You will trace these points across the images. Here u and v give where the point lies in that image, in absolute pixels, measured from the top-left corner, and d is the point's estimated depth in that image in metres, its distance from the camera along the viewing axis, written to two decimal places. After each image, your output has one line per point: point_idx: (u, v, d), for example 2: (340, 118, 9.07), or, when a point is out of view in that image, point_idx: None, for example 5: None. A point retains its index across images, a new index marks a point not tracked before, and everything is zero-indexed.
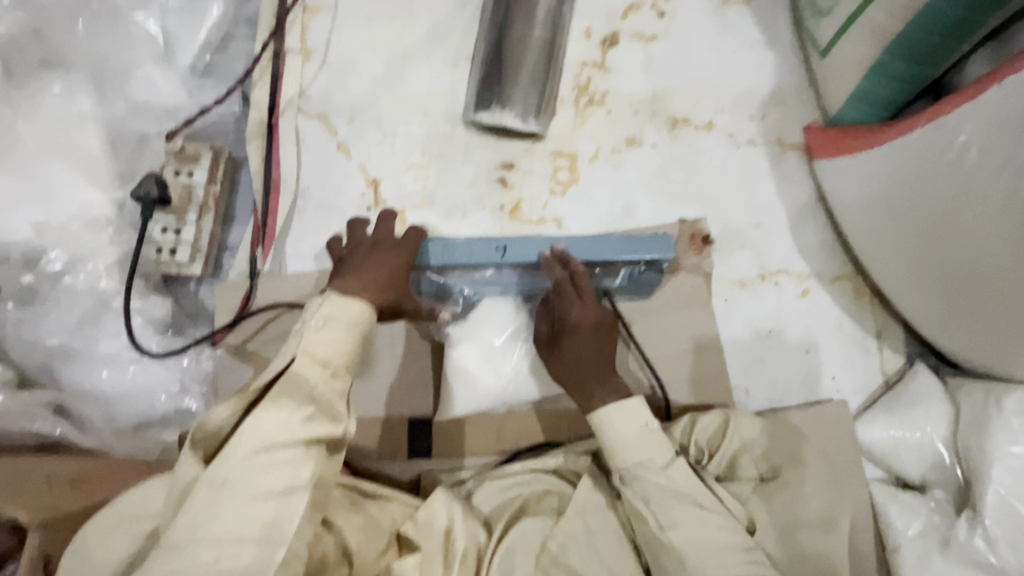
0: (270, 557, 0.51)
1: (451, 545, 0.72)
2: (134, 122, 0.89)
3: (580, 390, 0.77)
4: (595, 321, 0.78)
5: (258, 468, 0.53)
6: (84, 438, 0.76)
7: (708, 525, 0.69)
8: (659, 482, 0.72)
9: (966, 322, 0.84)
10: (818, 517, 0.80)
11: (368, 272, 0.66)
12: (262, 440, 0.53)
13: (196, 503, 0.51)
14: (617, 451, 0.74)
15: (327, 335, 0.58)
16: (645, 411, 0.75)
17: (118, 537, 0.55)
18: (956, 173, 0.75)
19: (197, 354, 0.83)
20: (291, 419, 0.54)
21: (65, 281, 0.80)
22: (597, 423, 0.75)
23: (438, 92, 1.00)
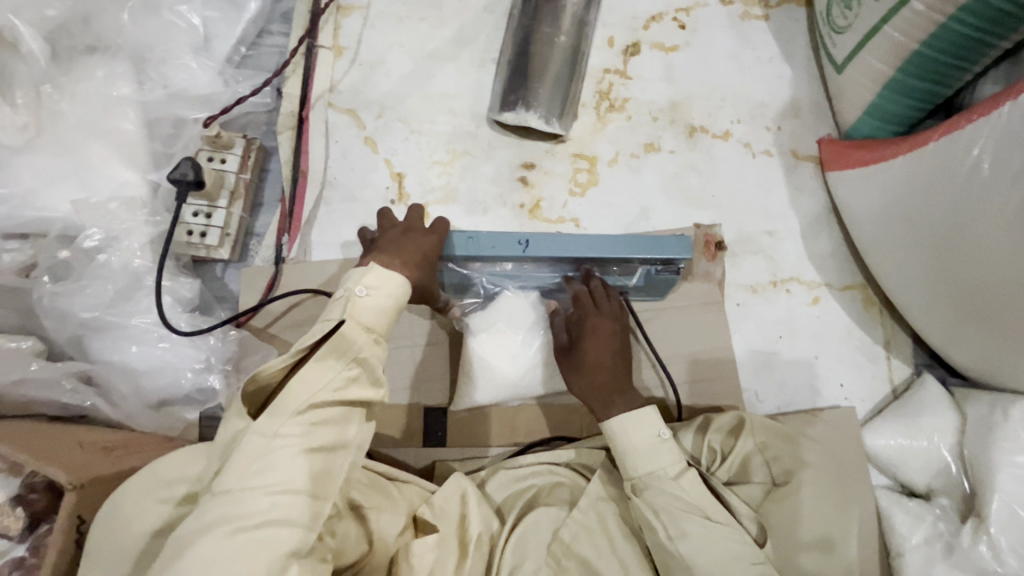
0: (318, 509, 0.55)
1: (466, 527, 0.74)
2: (171, 107, 0.91)
3: (600, 397, 0.79)
4: (610, 330, 0.82)
5: (306, 425, 0.57)
6: (113, 411, 0.78)
7: (717, 538, 0.70)
8: (670, 491, 0.74)
9: (976, 333, 0.85)
10: (816, 537, 0.78)
11: (398, 260, 0.69)
12: (308, 399, 0.57)
13: (249, 453, 0.54)
14: (630, 460, 0.76)
15: (372, 303, 0.62)
16: (658, 420, 0.77)
17: (154, 504, 0.57)
18: (970, 185, 0.77)
19: (224, 333, 0.85)
20: (335, 379, 0.59)
21: (100, 258, 0.81)
22: (610, 432, 0.77)
23: (464, 92, 1.03)
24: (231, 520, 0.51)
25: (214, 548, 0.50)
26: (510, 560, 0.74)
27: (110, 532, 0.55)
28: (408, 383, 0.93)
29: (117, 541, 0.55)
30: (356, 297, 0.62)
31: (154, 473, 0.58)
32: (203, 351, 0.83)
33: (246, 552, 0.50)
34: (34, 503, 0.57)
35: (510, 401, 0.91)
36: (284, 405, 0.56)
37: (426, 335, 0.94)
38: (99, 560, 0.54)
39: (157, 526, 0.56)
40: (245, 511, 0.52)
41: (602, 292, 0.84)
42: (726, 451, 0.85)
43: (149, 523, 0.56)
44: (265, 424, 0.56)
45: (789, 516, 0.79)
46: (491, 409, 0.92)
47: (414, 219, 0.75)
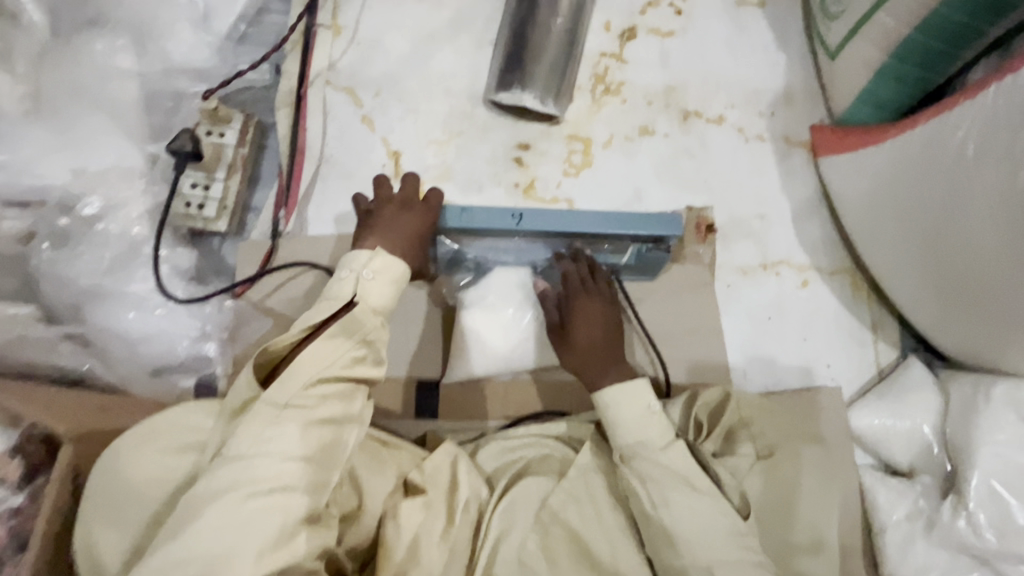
0: (326, 476, 0.57)
1: (456, 493, 0.76)
2: (171, 80, 0.93)
3: (592, 369, 0.81)
4: (600, 310, 0.83)
5: (314, 399, 0.59)
6: (109, 374, 0.79)
7: (699, 508, 0.72)
8: (659, 461, 0.75)
9: (963, 315, 0.86)
10: (807, 538, 0.82)
11: (398, 241, 0.72)
12: (318, 372, 0.59)
13: (259, 420, 0.56)
14: (621, 430, 0.78)
15: (378, 287, 0.67)
16: (649, 393, 0.79)
17: (166, 462, 0.59)
18: (957, 167, 0.79)
19: (219, 303, 0.87)
20: (344, 355, 0.61)
21: (99, 226, 0.83)
22: (601, 404, 0.79)
23: (461, 73, 1.04)
24: (243, 485, 0.53)
25: (228, 511, 0.51)
26: (498, 526, 0.76)
27: (125, 490, 0.58)
28: (402, 357, 0.94)
29: (132, 498, 0.57)
30: (362, 279, 0.67)
31: (160, 433, 0.61)
32: (199, 319, 0.85)
33: (258, 517, 0.52)
34: (31, 455, 0.59)
35: (504, 375, 0.93)
36: (293, 377, 0.59)
37: (425, 317, 0.95)
38: (118, 514, 0.57)
39: (159, 475, 0.58)
40: (256, 476, 0.54)
41: (591, 279, 0.85)
42: (712, 424, 0.86)
43: (159, 479, 0.58)
44: (275, 394, 0.57)
45: (783, 501, 0.83)
46: (482, 383, 0.94)
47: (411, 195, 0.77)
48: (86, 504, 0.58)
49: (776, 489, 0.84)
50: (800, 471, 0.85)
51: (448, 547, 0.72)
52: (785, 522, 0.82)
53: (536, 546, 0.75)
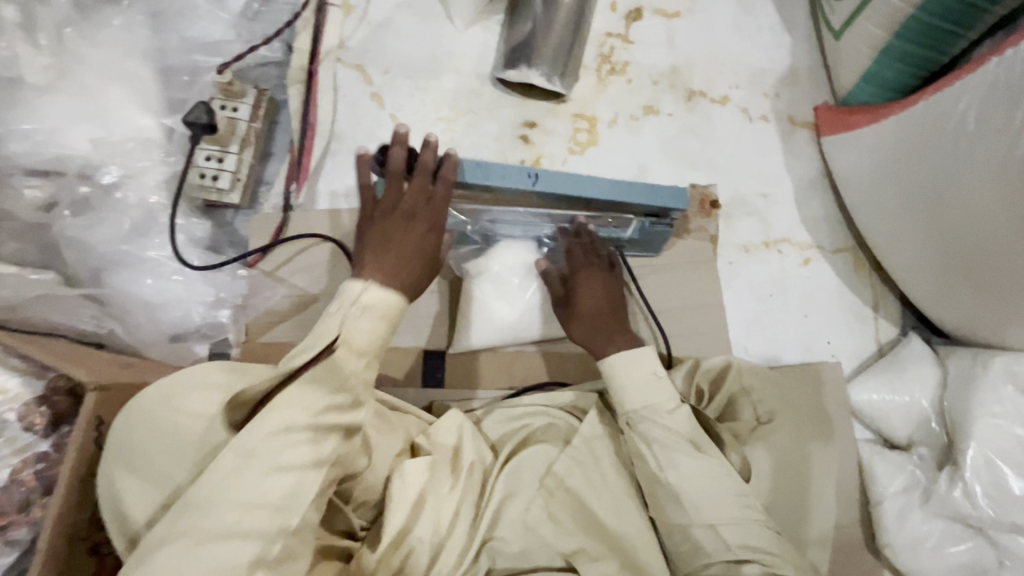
0: (287, 523, 0.53)
1: (459, 458, 0.79)
2: (187, 56, 0.96)
3: (599, 337, 0.82)
4: (603, 283, 0.85)
5: (281, 445, 0.54)
6: (128, 337, 0.81)
7: (702, 468, 0.74)
8: (664, 425, 0.76)
9: (963, 289, 0.87)
10: (819, 534, 0.83)
11: (394, 258, 0.65)
12: (287, 419, 0.55)
13: (221, 466, 0.52)
14: (627, 395, 0.79)
15: (366, 326, 0.60)
16: (654, 359, 0.80)
17: (190, 417, 0.61)
18: (958, 139, 0.79)
19: (233, 272, 0.90)
20: (319, 402, 0.57)
21: (117, 194, 0.85)
22: (606, 370, 0.80)
23: (469, 52, 1.06)
24: (201, 530, 0.50)
25: (176, 560, 0.48)
26: (503, 489, 0.79)
27: (151, 442, 0.60)
28: (410, 328, 0.96)
29: (157, 449, 0.60)
30: (350, 316, 0.60)
31: (185, 389, 0.62)
32: (213, 286, 0.88)
33: (206, 566, 0.49)
34: (58, 405, 0.62)
35: (508, 346, 0.96)
36: (264, 421, 0.55)
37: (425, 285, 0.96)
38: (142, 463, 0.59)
39: (172, 432, 0.60)
40: (213, 523, 0.50)
41: (591, 252, 0.87)
42: (714, 392, 0.90)
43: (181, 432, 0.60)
44: (240, 440, 0.53)
45: (794, 499, 0.84)
46: (489, 353, 0.96)
47: (408, 199, 0.68)
48: (113, 452, 0.60)
49: (787, 477, 0.85)
50: (811, 464, 0.86)
51: (453, 501, 0.75)
52: (799, 518, 0.83)
53: (539, 508, 0.77)
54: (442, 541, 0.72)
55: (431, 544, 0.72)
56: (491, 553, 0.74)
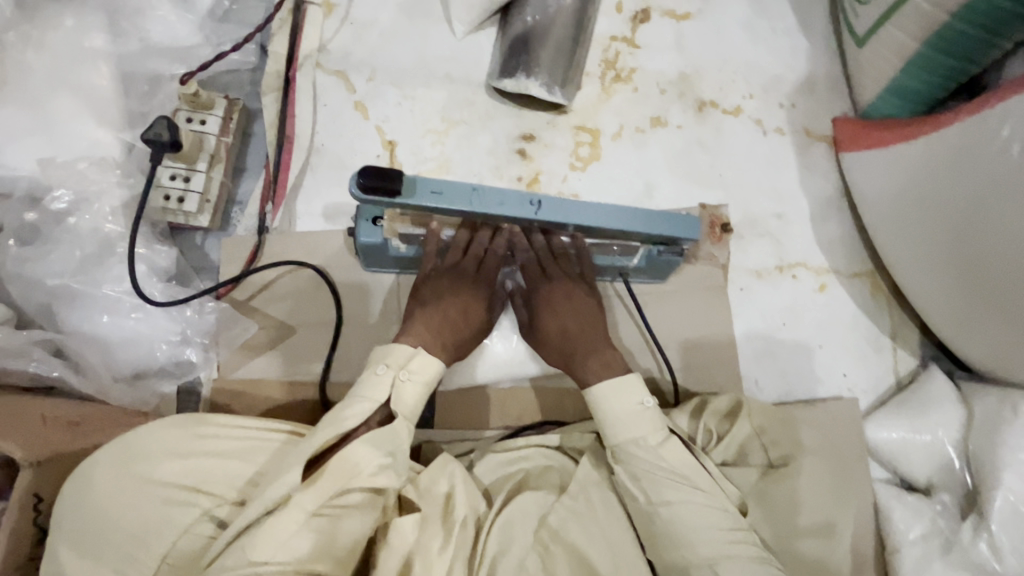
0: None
1: (450, 513, 0.73)
2: (147, 61, 0.86)
3: (577, 364, 0.78)
4: (565, 294, 0.79)
5: (339, 507, 0.60)
6: (82, 383, 0.73)
7: (696, 504, 0.70)
8: (649, 460, 0.71)
9: (990, 326, 0.81)
10: (816, 525, 0.79)
11: (440, 324, 0.74)
12: (346, 483, 0.60)
13: (282, 524, 0.57)
14: (611, 427, 0.73)
15: (412, 388, 0.67)
16: (641, 388, 0.74)
17: (180, 507, 0.60)
18: (996, 168, 0.73)
19: (200, 305, 0.81)
20: (370, 465, 0.62)
21: (70, 221, 0.77)
22: (589, 399, 0.75)
23: (462, 56, 0.97)
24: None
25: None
26: (496, 549, 0.72)
27: (143, 539, 0.58)
28: None
29: (152, 541, 0.58)
30: (400, 380, 0.67)
31: (166, 477, 0.61)
32: (180, 322, 0.79)
33: None
34: None
35: (503, 380, 0.90)
36: (288, 516, 0.57)
37: (394, 311, 0.86)
38: (137, 562, 0.57)
39: (132, 505, 0.59)
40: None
41: (550, 258, 0.81)
42: (722, 434, 0.83)
43: (178, 523, 0.59)
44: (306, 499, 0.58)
45: (789, 504, 0.79)
46: (487, 388, 0.90)
47: (467, 260, 0.78)
48: (80, 548, 0.57)
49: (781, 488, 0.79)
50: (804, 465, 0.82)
51: (443, 563, 0.69)
52: (790, 510, 0.79)
53: (536, 567, 0.71)
54: None
55: None
56: None
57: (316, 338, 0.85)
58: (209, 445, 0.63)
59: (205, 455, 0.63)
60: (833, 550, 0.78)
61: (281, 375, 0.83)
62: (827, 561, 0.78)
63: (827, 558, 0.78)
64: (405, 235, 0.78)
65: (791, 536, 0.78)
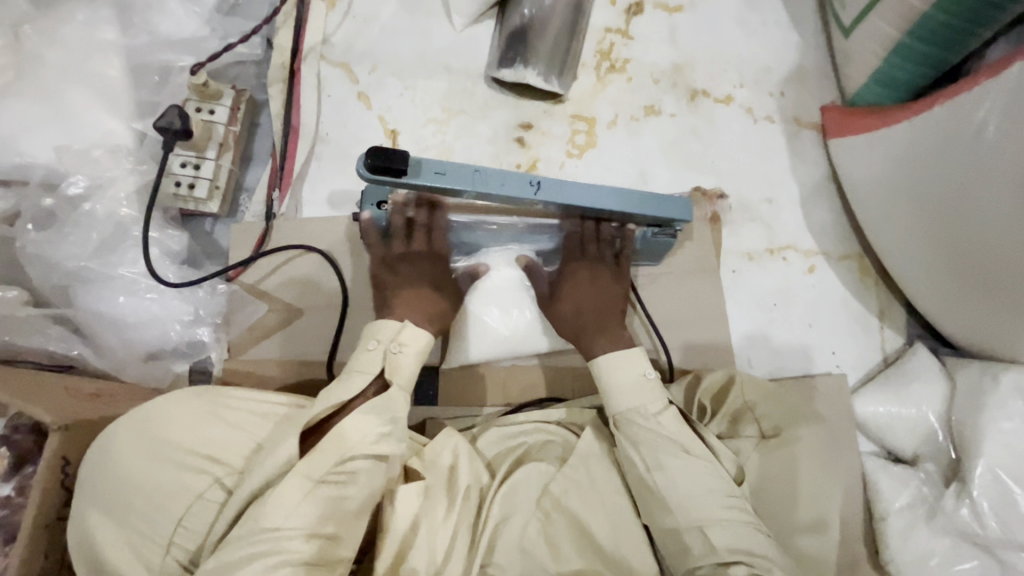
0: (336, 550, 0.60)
1: (455, 482, 0.76)
2: (157, 53, 0.89)
3: (584, 337, 0.81)
4: (592, 274, 0.83)
5: (346, 474, 0.62)
6: (99, 360, 0.77)
7: (693, 469, 0.71)
8: (648, 428, 0.74)
9: (972, 301, 0.85)
10: (810, 520, 0.79)
11: (429, 300, 0.78)
12: (344, 451, 0.63)
13: (288, 491, 0.59)
14: (615, 397, 0.77)
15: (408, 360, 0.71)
16: (644, 361, 0.79)
17: (195, 473, 0.62)
18: (973, 149, 0.76)
19: (212, 287, 0.85)
20: (369, 434, 0.64)
21: (85, 207, 0.79)
22: (595, 371, 0.79)
23: (461, 49, 1.00)
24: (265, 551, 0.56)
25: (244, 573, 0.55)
26: (502, 516, 0.75)
27: (161, 503, 0.61)
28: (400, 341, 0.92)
29: (170, 506, 0.61)
30: (391, 353, 0.71)
31: (181, 445, 0.63)
32: (191, 303, 0.82)
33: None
34: (20, 443, 0.61)
35: (504, 360, 0.93)
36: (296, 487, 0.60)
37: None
38: (156, 524, 0.60)
39: (151, 472, 0.61)
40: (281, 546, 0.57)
41: (592, 236, 0.83)
42: (716, 409, 0.88)
43: (193, 488, 0.62)
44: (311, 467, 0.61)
45: (787, 494, 0.80)
46: (489, 367, 0.93)
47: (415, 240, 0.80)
48: (103, 510, 0.60)
49: (778, 472, 0.81)
50: (800, 448, 0.82)
51: (449, 528, 0.72)
52: (788, 501, 0.79)
53: (537, 534, 0.74)
54: (439, 570, 0.69)
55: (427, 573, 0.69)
56: None
57: (324, 320, 0.88)
58: (222, 415, 0.66)
59: (217, 425, 0.65)
60: (829, 546, 0.78)
61: (289, 355, 0.86)
62: (824, 560, 0.78)
63: (823, 553, 0.78)
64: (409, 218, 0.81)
65: (785, 527, 0.79)
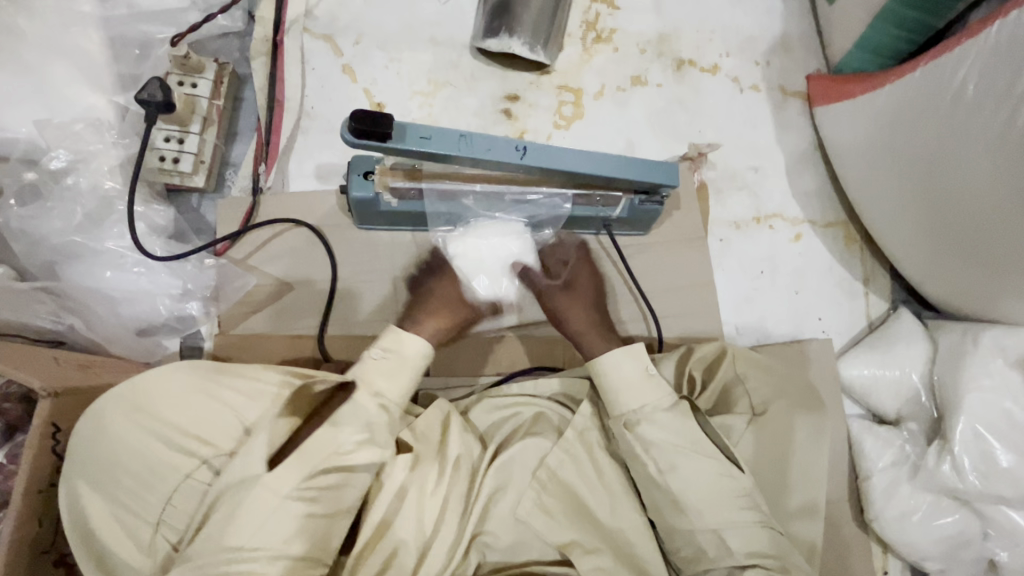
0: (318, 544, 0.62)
1: (445, 449, 0.77)
2: (137, 27, 0.88)
3: (592, 329, 0.83)
4: (598, 284, 0.91)
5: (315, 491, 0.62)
6: (89, 333, 0.77)
7: (706, 476, 0.72)
8: (660, 425, 0.75)
9: (955, 263, 0.86)
10: (801, 504, 0.80)
11: (426, 314, 0.79)
12: (319, 462, 0.63)
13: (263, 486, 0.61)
14: (619, 395, 0.77)
15: (385, 362, 0.71)
16: (646, 356, 0.80)
17: (181, 455, 0.63)
18: (955, 110, 0.77)
19: (200, 262, 0.84)
20: (345, 443, 0.65)
21: (66, 180, 0.79)
22: (599, 368, 0.79)
23: (446, 20, 0.99)
24: (242, 546, 0.59)
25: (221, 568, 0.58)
26: (492, 482, 0.76)
27: (149, 482, 0.62)
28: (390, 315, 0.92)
29: (159, 485, 0.62)
30: (374, 359, 0.71)
31: (172, 424, 0.63)
32: (180, 277, 0.82)
33: None
34: (9, 413, 0.62)
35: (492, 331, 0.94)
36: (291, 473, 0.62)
37: (388, 266, 0.90)
38: (145, 503, 0.61)
39: (139, 450, 0.62)
40: (258, 545, 0.59)
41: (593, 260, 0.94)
42: (706, 381, 0.89)
43: (181, 469, 0.63)
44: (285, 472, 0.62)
45: (780, 482, 0.81)
46: (479, 338, 0.94)
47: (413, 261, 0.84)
48: (92, 487, 0.61)
49: (771, 454, 0.82)
50: (793, 425, 0.83)
51: (439, 496, 0.73)
52: (779, 487, 0.80)
53: (528, 497, 0.76)
54: (430, 537, 0.71)
55: (419, 536, 0.71)
56: (481, 547, 0.74)
57: (313, 295, 0.88)
58: (212, 392, 0.66)
59: (208, 404, 0.65)
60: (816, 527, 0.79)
61: (279, 330, 0.86)
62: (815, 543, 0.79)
63: (814, 536, 0.79)
64: (396, 189, 0.79)
65: (778, 513, 0.80)
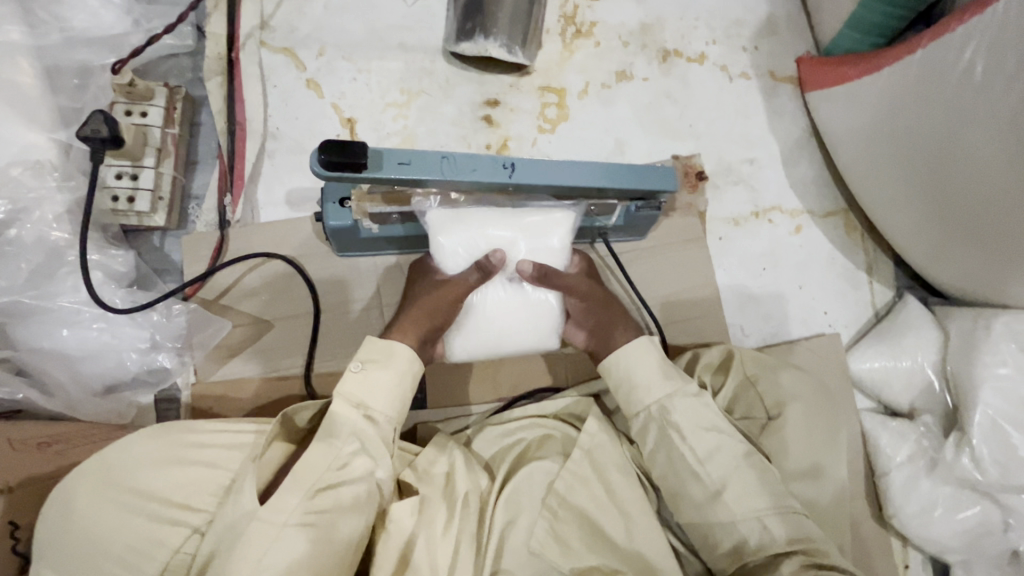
0: None
1: (452, 488, 0.72)
2: (74, 53, 0.79)
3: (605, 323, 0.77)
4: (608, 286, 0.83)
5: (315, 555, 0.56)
6: (48, 402, 0.71)
7: (728, 492, 0.68)
8: (679, 445, 0.70)
9: (963, 250, 0.82)
10: (807, 464, 0.78)
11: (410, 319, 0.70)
12: (312, 487, 0.58)
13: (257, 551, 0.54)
14: (636, 390, 0.73)
15: (385, 396, 0.65)
16: (658, 346, 0.75)
17: (162, 528, 0.57)
18: (961, 92, 0.73)
19: (168, 309, 0.77)
20: (332, 466, 0.60)
21: (9, 233, 0.71)
22: (609, 363, 0.75)
23: (415, 24, 0.92)
24: None
25: None
26: (503, 518, 0.72)
27: (133, 562, 0.56)
28: None
29: (143, 565, 0.56)
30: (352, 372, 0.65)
31: (156, 495, 0.58)
32: (146, 328, 0.76)
33: None
34: None
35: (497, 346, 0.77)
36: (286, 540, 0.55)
37: (375, 297, 0.84)
38: None
39: (113, 531, 0.56)
40: None
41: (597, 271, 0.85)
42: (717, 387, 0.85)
43: (169, 543, 0.57)
44: (274, 532, 0.55)
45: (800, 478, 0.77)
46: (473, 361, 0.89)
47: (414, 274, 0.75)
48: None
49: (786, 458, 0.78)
50: (811, 423, 0.80)
51: (450, 541, 0.69)
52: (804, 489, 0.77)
53: (544, 531, 0.71)
54: None
55: None
56: None
57: (294, 332, 0.82)
58: (185, 456, 0.60)
59: (188, 467, 0.60)
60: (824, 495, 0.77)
61: (261, 372, 0.80)
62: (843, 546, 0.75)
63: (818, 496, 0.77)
64: (376, 215, 0.72)
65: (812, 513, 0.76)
